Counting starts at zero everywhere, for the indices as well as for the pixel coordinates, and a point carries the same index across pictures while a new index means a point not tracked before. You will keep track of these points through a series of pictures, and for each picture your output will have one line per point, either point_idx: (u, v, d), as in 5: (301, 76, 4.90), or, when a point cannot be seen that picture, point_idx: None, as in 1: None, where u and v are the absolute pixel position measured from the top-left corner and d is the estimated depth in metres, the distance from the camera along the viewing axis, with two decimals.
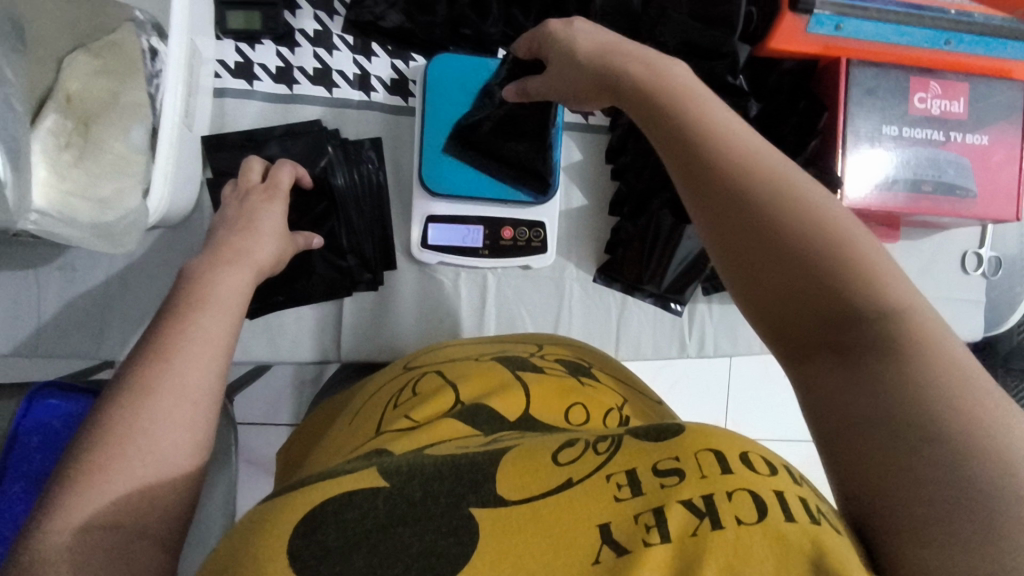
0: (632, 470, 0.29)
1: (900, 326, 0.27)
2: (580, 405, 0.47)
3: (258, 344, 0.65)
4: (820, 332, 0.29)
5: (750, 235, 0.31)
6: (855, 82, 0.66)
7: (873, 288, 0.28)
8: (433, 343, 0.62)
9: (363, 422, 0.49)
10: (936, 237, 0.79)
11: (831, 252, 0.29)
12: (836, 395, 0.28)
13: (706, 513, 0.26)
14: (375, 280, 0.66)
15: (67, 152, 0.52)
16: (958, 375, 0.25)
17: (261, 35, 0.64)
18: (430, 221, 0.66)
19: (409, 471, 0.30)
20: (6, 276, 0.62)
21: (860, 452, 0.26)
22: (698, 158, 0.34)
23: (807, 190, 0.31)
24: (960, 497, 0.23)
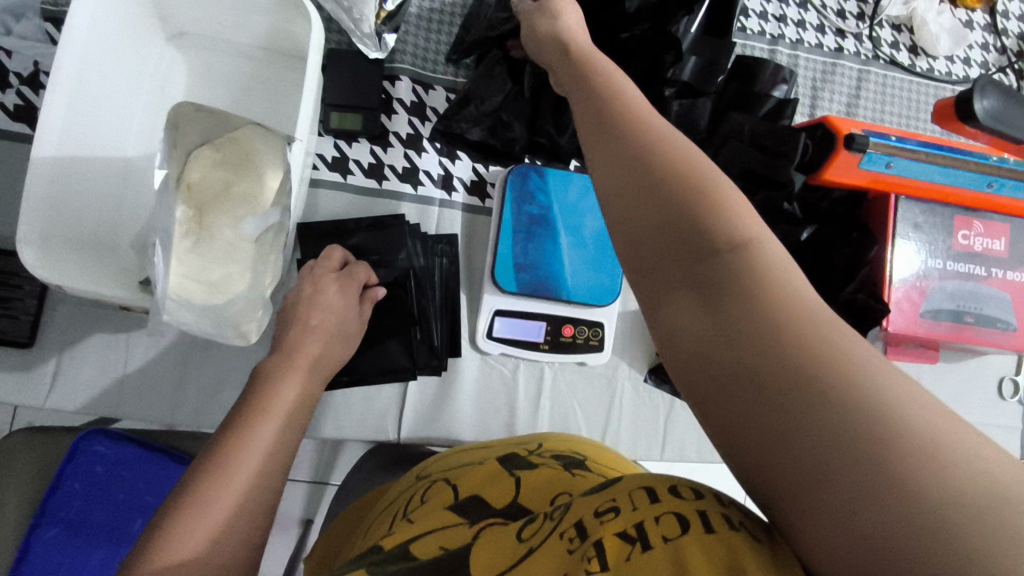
0: (579, 521, 0.33)
1: (752, 265, 0.30)
2: (568, 491, 0.48)
3: (322, 420, 0.68)
4: (688, 279, 0.32)
5: (642, 199, 0.34)
6: (901, 216, 0.71)
7: (732, 230, 0.32)
8: (449, 452, 0.62)
9: (375, 528, 0.49)
10: (974, 362, 0.82)
11: (715, 222, 0.32)
12: (705, 340, 0.30)
13: (637, 538, 0.30)
14: (439, 365, 0.69)
15: (188, 239, 0.57)
16: (799, 307, 0.29)
17: (359, 135, 0.70)
18: (497, 314, 0.70)
19: (394, 566, 0.35)
20: (98, 337, 0.65)
21: (735, 404, 0.28)
22: (614, 143, 0.37)
23: (689, 159, 0.35)
24: (837, 440, 0.25)
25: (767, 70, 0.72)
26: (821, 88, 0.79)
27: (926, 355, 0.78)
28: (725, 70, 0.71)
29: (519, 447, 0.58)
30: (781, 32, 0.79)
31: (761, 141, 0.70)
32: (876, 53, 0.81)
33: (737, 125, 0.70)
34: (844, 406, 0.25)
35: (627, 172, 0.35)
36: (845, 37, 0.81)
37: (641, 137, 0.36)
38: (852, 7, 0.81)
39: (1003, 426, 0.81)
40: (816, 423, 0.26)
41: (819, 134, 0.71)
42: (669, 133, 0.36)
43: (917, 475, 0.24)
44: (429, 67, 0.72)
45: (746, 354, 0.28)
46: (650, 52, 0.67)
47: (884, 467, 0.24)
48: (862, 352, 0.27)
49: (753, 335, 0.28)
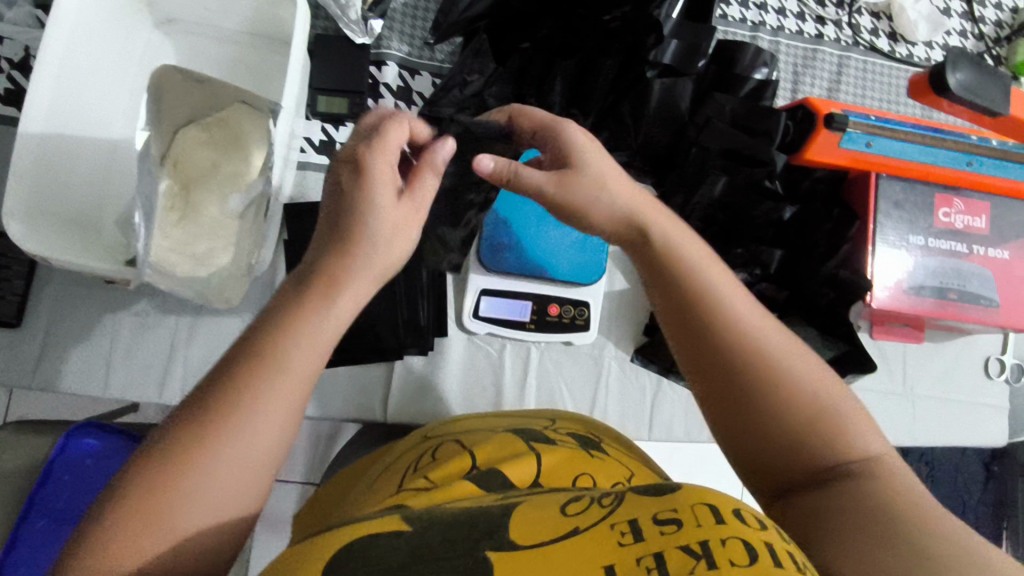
0: (634, 520, 0.33)
1: (817, 404, 0.42)
2: (588, 474, 0.50)
3: (308, 399, 0.68)
4: (777, 422, 0.42)
5: (728, 403, 0.43)
6: (882, 194, 0.72)
7: (799, 376, 0.42)
8: (470, 415, 0.63)
9: (386, 481, 0.51)
10: (960, 342, 0.82)
11: (781, 372, 0.42)
12: (785, 462, 0.42)
13: (702, 554, 0.30)
14: (424, 345, 0.69)
15: (173, 214, 0.58)
16: (827, 408, 0.42)
17: (345, 119, 0.71)
18: (483, 294, 0.71)
19: (428, 517, 0.34)
20: (85, 316, 0.66)
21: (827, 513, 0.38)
22: (687, 325, 0.45)
23: (748, 315, 0.44)
24: (875, 517, 0.36)
25: (748, 53, 0.73)
26: (803, 73, 0.80)
27: (913, 336, 0.79)
28: (706, 53, 0.71)
29: (534, 423, 0.60)
30: (762, 19, 0.80)
31: (742, 121, 0.71)
32: (857, 39, 0.82)
33: (719, 105, 0.71)
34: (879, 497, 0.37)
35: (702, 345, 0.44)
36: (825, 24, 0.82)
37: (709, 306, 0.44)
38: None
39: (990, 406, 0.82)
40: (830, 496, 0.39)
41: (800, 115, 0.72)
42: (717, 289, 0.45)
43: (894, 516, 0.36)
44: (415, 53, 0.73)
45: (793, 457, 0.41)
46: (631, 35, 0.68)
47: (888, 515, 0.36)
48: (862, 430, 0.41)
49: (795, 454, 0.41)
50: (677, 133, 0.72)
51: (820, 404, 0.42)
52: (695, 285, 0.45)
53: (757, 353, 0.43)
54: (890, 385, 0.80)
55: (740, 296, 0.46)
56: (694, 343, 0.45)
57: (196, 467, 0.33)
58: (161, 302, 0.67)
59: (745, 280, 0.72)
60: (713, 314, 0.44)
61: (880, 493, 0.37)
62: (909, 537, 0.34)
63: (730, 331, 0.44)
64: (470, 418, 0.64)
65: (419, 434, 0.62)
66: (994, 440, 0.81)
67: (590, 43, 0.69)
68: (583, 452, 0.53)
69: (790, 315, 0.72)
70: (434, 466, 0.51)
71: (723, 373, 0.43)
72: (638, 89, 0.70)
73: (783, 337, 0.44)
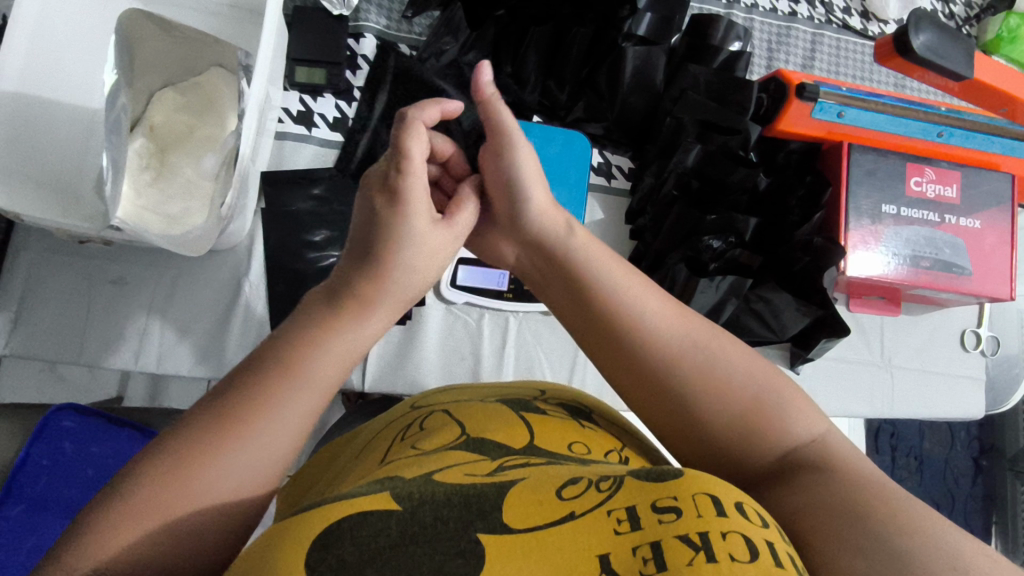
0: (633, 506, 0.30)
1: (760, 403, 0.40)
2: (581, 442, 0.47)
3: None
4: (723, 429, 0.40)
5: (666, 411, 0.42)
6: (856, 163, 0.72)
7: (725, 382, 0.41)
8: (444, 388, 0.62)
9: (370, 454, 0.49)
10: (937, 314, 0.83)
11: (704, 381, 0.41)
12: (740, 461, 0.40)
13: (702, 547, 0.28)
14: (402, 315, 0.69)
15: (146, 173, 0.59)
16: (768, 404, 0.40)
17: (323, 90, 0.71)
18: (460, 262, 0.71)
19: (420, 496, 0.31)
20: (64, 282, 0.65)
21: (815, 519, 0.34)
22: (609, 340, 0.44)
23: (661, 330, 0.43)
24: (860, 513, 0.33)
25: (721, 25, 0.74)
26: (777, 49, 0.82)
27: (889, 310, 0.80)
28: (679, 27, 0.73)
29: (523, 393, 0.57)
30: None
31: (715, 92, 0.72)
32: (829, 18, 0.84)
33: (693, 75, 0.72)
34: (883, 504, 0.33)
35: (622, 359, 0.43)
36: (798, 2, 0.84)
37: (622, 322, 0.44)
38: None
39: (967, 377, 0.83)
40: (793, 493, 0.36)
41: (772, 87, 0.73)
42: (630, 304, 0.44)
43: (863, 511, 0.33)
44: (394, 27, 0.74)
45: (748, 451, 0.39)
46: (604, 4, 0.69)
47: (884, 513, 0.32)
48: (811, 424, 0.40)
49: (742, 449, 0.40)
50: (650, 105, 0.74)
51: (752, 388, 0.41)
52: (606, 298, 0.44)
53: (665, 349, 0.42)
54: (868, 356, 0.80)
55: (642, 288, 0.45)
56: (611, 346, 0.44)
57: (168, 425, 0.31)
58: (140, 268, 0.67)
59: (719, 247, 0.71)
60: (626, 325, 0.43)
61: (840, 485, 0.35)
62: (878, 535, 0.31)
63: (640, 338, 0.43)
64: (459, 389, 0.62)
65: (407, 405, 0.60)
66: (973, 411, 0.82)
67: (565, 11, 0.70)
68: (575, 424, 0.50)
69: (765, 282, 0.73)
70: (422, 436, 0.49)
71: (646, 380, 0.42)
72: (612, 58, 0.71)
73: (710, 349, 0.43)
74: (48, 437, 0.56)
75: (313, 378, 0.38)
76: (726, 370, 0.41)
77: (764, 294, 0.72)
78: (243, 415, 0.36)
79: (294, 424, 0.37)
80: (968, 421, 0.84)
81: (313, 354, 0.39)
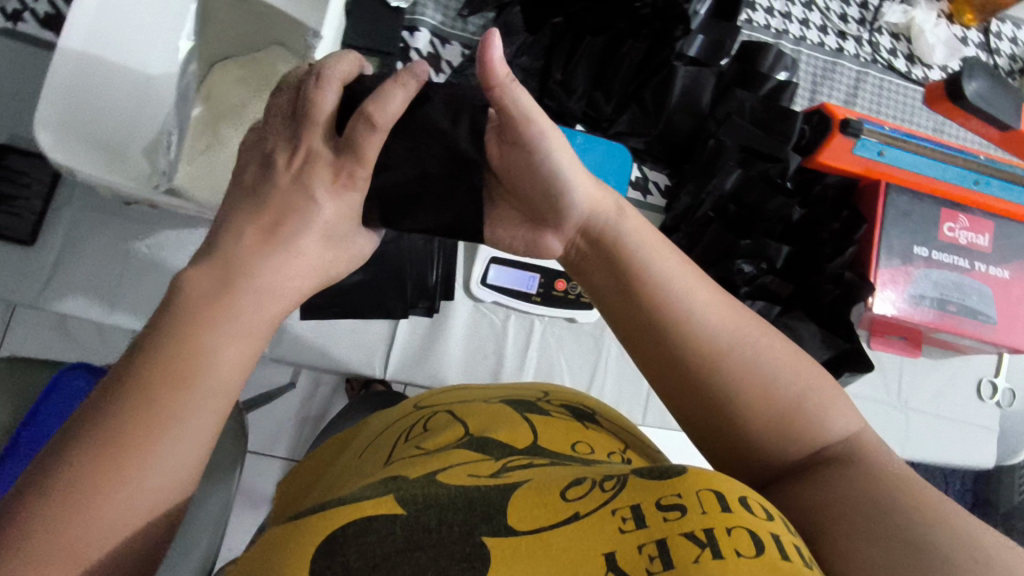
0: (637, 504, 0.31)
1: (799, 401, 0.41)
2: (585, 442, 0.47)
3: (309, 346, 0.68)
4: (758, 425, 0.40)
5: (699, 404, 0.42)
6: (891, 203, 0.73)
7: (764, 379, 0.41)
8: (447, 388, 0.62)
9: (376, 453, 0.50)
10: (956, 360, 0.83)
11: (743, 376, 0.41)
12: (769, 459, 0.40)
13: (707, 543, 0.28)
14: (432, 307, 0.70)
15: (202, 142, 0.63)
16: (805, 402, 0.41)
17: None
18: (491, 262, 0.72)
19: (424, 501, 0.32)
20: (100, 241, 0.66)
21: (840, 520, 0.34)
22: (649, 330, 0.44)
23: (705, 321, 0.43)
24: (883, 513, 0.33)
25: (770, 55, 0.75)
26: (821, 82, 0.83)
27: (909, 351, 0.80)
28: (729, 52, 0.74)
29: (527, 394, 0.56)
30: (786, 28, 0.82)
31: (761, 118, 0.72)
32: (875, 58, 0.85)
33: (738, 100, 0.73)
34: (905, 503, 0.34)
35: (661, 350, 0.43)
36: (846, 39, 0.85)
37: (668, 314, 0.43)
38: (854, 13, 0.85)
39: (981, 426, 0.83)
40: (817, 489, 0.37)
41: (816, 119, 0.73)
42: (677, 295, 0.43)
43: (896, 507, 0.34)
44: (448, 24, 0.75)
45: (781, 448, 0.40)
46: (660, 21, 0.69)
47: (903, 512, 0.33)
48: (842, 420, 0.41)
49: (772, 446, 0.40)
50: (695, 127, 0.75)
51: (793, 385, 0.41)
52: (650, 288, 0.44)
53: (712, 344, 0.42)
54: (885, 395, 0.80)
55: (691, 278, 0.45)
56: (651, 338, 0.44)
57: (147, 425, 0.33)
58: (176, 235, 0.67)
59: (750, 271, 0.72)
60: (670, 316, 0.43)
61: (869, 478, 0.36)
62: (906, 526, 0.32)
63: (685, 329, 0.42)
64: (466, 389, 0.62)
65: (409, 405, 0.61)
66: (983, 461, 0.82)
67: (621, 24, 0.70)
68: (579, 424, 0.50)
69: (792, 312, 0.73)
70: (427, 436, 0.49)
71: (683, 373, 0.42)
72: (663, 76, 0.72)
73: (752, 344, 0.42)
74: (57, 396, 0.57)
75: (220, 374, 0.34)
76: (765, 365, 0.41)
77: (789, 323, 0.73)
78: (153, 418, 0.32)
79: (207, 424, 0.34)
80: (977, 471, 0.84)
81: (205, 359, 0.34)
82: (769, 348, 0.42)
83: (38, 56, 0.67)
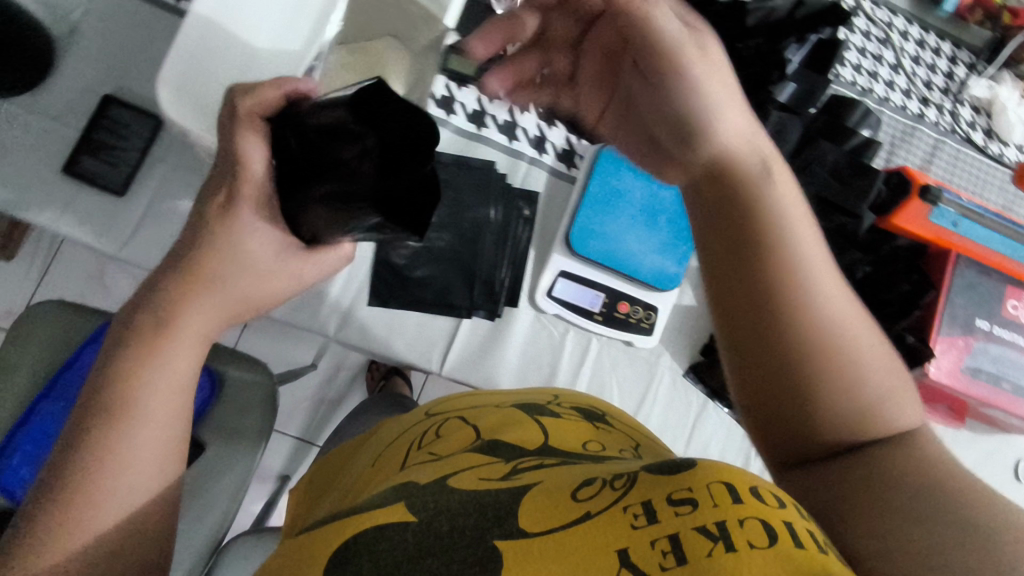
0: (648, 501, 0.33)
1: (875, 395, 0.42)
2: (597, 442, 0.49)
3: (374, 333, 0.69)
4: (828, 406, 0.42)
5: (775, 374, 0.43)
6: (959, 274, 0.74)
7: (854, 366, 0.42)
8: (455, 394, 0.63)
9: (394, 453, 0.52)
10: (995, 437, 0.84)
11: (831, 358, 0.42)
12: (822, 444, 0.42)
13: (719, 536, 0.30)
14: (494, 310, 0.71)
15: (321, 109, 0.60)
16: (880, 396, 0.42)
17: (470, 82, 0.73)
18: (560, 275, 0.72)
19: (433, 509, 0.37)
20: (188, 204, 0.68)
21: (892, 502, 0.37)
22: (757, 290, 0.43)
23: (820, 290, 0.43)
24: (936, 500, 0.36)
25: (856, 113, 0.77)
26: (899, 145, 0.83)
27: (952, 421, 0.81)
28: (817, 102, 0.76)
29: (537, 398, 0.58)
30: (872, 86, 0.83)
31: (840, 173, 0.73)
32: (954, 128, 0.86)
33: (822, 152, 0.74)
34: (964, 499, 0.36)
35: (760, 312, 0.43)
36: (928, 105, 0.86)
37: (787, 276, 0.43)
38: (939, 82, 0.87)
39: None
40: (878, 466, 0.39)
41: (895, 181, 0.74)
42: (798, 262, 0.43)
43: (954, 497, 0.36)
44: None
45: (841, 436, 0.42)
46: (759, 65, 0.71)
47: (960, 505, 0.35)
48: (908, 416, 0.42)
49: (833, 426, 0.42)
50: None
51: (875, 379, 0.42)
52: (777, 246, 0.43)
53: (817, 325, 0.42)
54: None
55: (818, 254, 0.44)
56: (756, 298, 0.44)
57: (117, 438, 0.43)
58: None
59: None
60: (788, 276, 0.43)
61: (926, 467, 0.38)
62: (967, 514, 0.35)
63: (798, 302, 0.43)
64: (471, 394, 0.63)
65: (422, 411, 0.62)
66: None
67: (722, 64, 0.72)
68: (589, 425, 0.52)
69: None
70: (439, 438, 0.51)
71: (773, 336, 0.43)
72: (754, 118, 0.72)
73: (852, 330, 0.43)
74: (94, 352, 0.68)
75: (153, 392, 0.45)
76: (856, 352, 0.42)
77: None
78: (104, 445, 0.43)
79: (154, 436, 0.45)
80: None
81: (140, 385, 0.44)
82: (865, 338, 0.43)
83: (151, 15, 0.68)
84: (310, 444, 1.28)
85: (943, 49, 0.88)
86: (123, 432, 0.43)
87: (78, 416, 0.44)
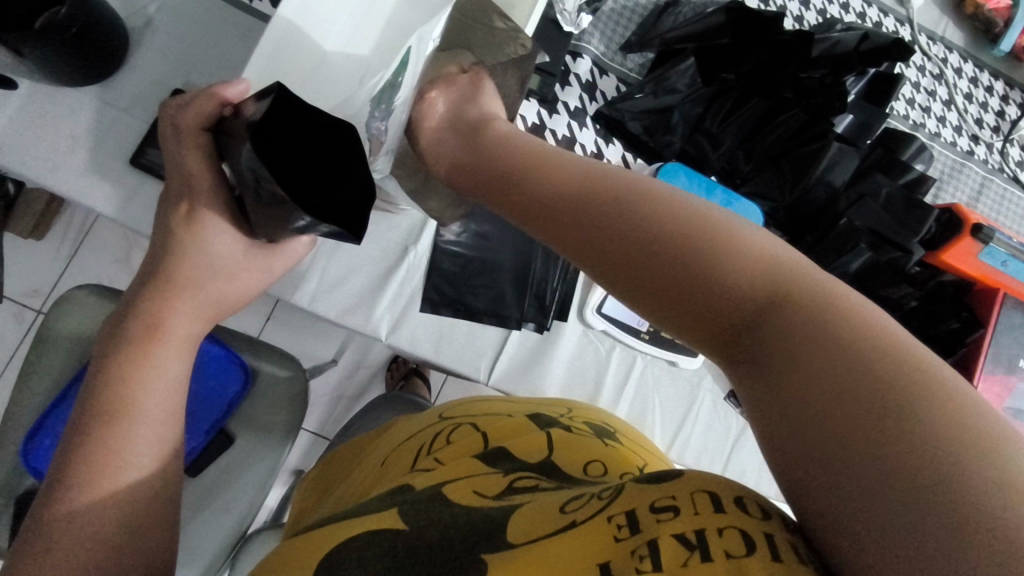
0: (633, 510, 0.30)
1: (880, 346, 0.28)
2: (599, 460, 0.45)
3: (424, 341, 0.69)
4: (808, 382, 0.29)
5: (755, 353, 0.33)
6: (1005, 315, 0.74)
7: (845, 323, 0.29)
8: (476, 400, 0.61)
9: (399, 457, 0.51)
10: None
11: (801, 320, 0.31)
12: (820, 445, 0.27)
13: (697, 547, 0.26)
14: (542, 324, 0.71)
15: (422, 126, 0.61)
16: (912, 361, 0.27)
17: (530, 94, 0.74)
18: (610, 292, 0.73)
19: (426, 518, 0.36)
20: None
21: (840, 477, 0.26)
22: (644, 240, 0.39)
23: (741, 241, 0.36)
24: (916, 469, 0.24)
25: (912, 147, 0.77)
26: (947, 181, 0.83)
27: None
28: (875, 134, 0.76)
29: (550, 409, 0.56)
30: (924, 121, 0.84)
31: (891, 208, 0.73)
32: (1002, 166, 0.86)
33: (876, 184, 0.74)
34: (957, 463, 0.23)
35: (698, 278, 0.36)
36: (978, 143, 0.86)
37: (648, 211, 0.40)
38: (990, 120, 0.87)
39: None
40: (873, 425, 0.26)
41: (946, 219, 0.75)
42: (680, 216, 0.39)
43: (927, 459, 0.24)
44: (609, 56, 0.77)
45: (865, 430, 0.26)
46: (822, 96, 0.72)
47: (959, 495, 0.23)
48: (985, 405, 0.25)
49: (862, 408, 0.26)
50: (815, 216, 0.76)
51: (887, 332, 0.29)
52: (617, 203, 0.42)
53: (762, 246, 0.36)
54: None
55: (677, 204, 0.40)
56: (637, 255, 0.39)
57: (117, 429, 0.42)
58: None
59: None
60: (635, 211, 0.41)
61: (935, 423, 0.24)
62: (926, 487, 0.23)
63: (724, 249, 0.36)
64: (484, 400, 0.61)
65: (432, 415, 0.60)
66: None
67: (786, 93, 0.72)
68: (600, 441, 0.50)
69: None
70: (446, 445, 0.50)
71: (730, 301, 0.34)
72: (817, 147, 0.73)
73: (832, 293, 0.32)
74: None
75: (147, 395, 0.44)
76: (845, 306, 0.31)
77: None
78: (106, 442, 0.42)
79: (154, 430, 0.44)
80: None
81: (136, 384, 0.44)
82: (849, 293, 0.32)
83: (224, 11, 0.70)
84: (325, 439, 1.27)
85: (995, 88, 0.88)
86: (129, 432, 0.43)
87: (81, 425, 0.43)
